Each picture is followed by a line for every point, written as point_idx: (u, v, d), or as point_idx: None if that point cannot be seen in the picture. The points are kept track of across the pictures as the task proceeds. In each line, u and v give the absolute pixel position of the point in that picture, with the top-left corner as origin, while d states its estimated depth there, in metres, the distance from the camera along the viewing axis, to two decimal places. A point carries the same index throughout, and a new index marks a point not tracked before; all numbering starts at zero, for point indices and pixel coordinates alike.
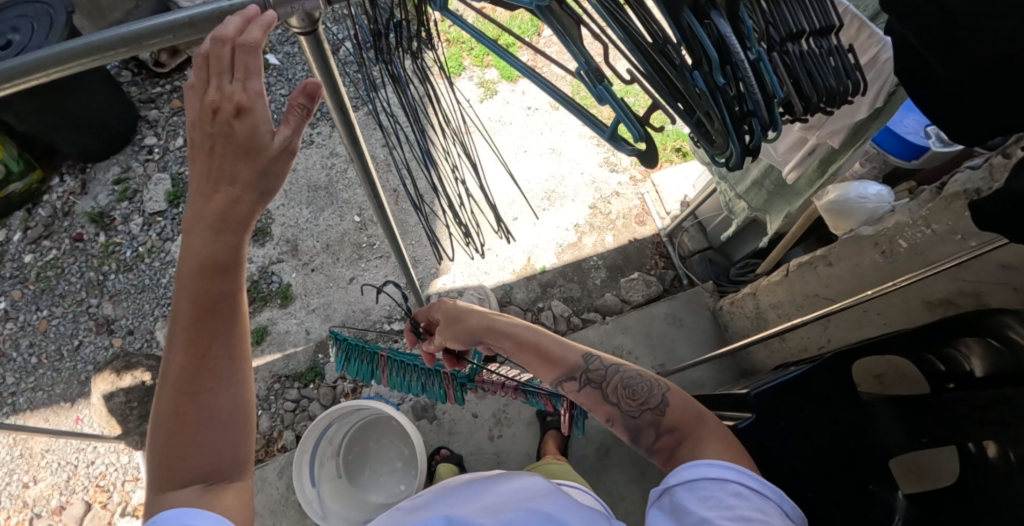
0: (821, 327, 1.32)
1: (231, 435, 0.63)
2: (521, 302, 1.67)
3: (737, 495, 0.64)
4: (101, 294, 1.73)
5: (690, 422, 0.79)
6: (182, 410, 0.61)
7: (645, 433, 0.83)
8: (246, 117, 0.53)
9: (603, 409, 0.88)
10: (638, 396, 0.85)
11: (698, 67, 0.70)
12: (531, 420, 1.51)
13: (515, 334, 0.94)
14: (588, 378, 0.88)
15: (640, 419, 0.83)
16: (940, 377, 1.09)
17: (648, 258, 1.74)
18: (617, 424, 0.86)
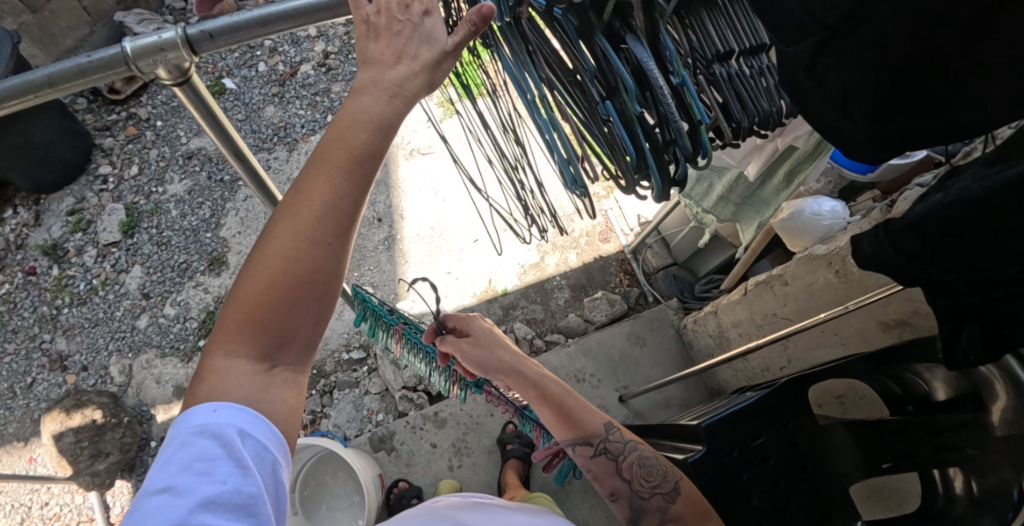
0: (781, 348, 1.29)
1: (305, 328, 0.58)
2: None
3: None
4: (54, 329, 1.68)
5: (697, 517, 0.88)
6: (273, 286, 0.55)
7: (648, 515, 0.89)
8: (426, 20, 0.57)
9: (612, 481, 0.95)
10: (652, 479, 0.92)
11: (613, 98, 0.70)
12: (491, 448, 1.48)
13: (544, 386, 0.99)
14: (605, 447, 0.96)
15: (647, 502, 0.90)
16: (899, 401, 1.04)
17: (612, 276, 1.73)
18: (621, 500, 0.93)
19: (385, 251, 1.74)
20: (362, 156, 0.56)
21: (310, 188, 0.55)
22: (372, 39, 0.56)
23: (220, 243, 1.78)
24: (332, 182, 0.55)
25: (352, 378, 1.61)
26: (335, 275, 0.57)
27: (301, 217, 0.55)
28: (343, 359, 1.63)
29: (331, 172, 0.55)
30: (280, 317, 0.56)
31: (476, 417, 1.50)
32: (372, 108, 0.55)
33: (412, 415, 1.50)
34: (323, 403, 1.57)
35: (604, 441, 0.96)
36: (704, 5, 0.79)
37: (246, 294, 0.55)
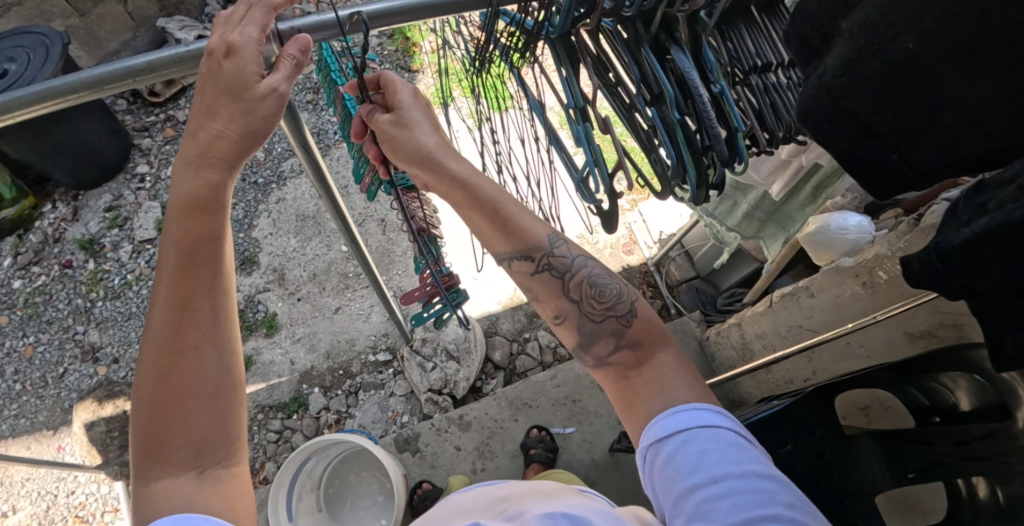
0: (806, 359, 1.31)
1: (226, 428, 0.63)
2: (507, 332, 1.69)
3: (727, 452, 0.61)
4: (88, 321, 1.72)
5: (655, 343, 0.73)
6: (166, 395, 0.61)
7: (598, 343, 0.75)
8: (227, 60, 0.59)
9: (555, 303, 0.79)
10: (602, 301, 0.76)
11: (657, 105, 0.76)
12: (514, 453, 1.49)
13: (475, 189, 0.73)
14: (549, 263, 0.77)
15: (598, 327, 0.75)
16: (925, 411, 1.06)
17: (635, 287, 1.76)
18: (568, 323, 0.78)
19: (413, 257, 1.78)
20: (194, 246, 0.63)
21: (159, 310, 0.62)
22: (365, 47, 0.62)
23: (251, 244, 1.82)
24: (180, 288, 0.62)
25: (377, 379, 1.63)
26: (221, 365, 0.63)
27: (163, 338, 0.62)
28: (369, 361, 1.66)
29: (171, 289, 0.62)
30: (185, 433, 0.61)
31: (500, 422, 1.53)
32: (198, 191, 0.62)
33: (437, 417, 1.53)
34: (348, 403, 1.60)
35: (548, 255, 0.76)
36: (742, 21, 0.83)
37: (145, 432, 0.61)
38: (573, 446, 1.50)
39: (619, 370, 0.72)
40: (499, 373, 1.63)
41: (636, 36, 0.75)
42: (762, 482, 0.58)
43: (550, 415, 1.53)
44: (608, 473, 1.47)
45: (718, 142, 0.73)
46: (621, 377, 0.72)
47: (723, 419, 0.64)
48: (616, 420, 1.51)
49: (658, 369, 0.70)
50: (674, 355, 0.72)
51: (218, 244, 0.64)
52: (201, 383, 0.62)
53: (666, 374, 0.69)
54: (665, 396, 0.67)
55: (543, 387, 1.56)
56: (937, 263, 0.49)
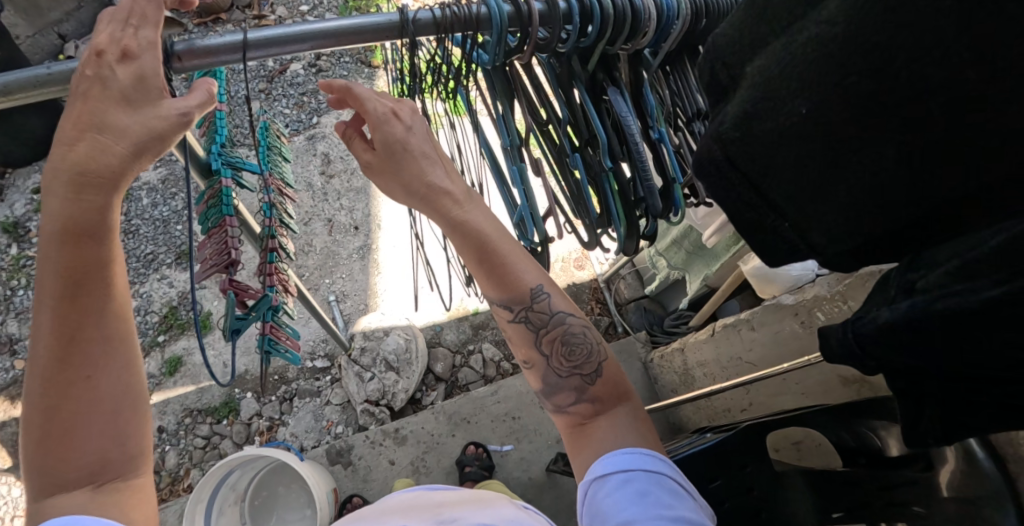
0: (744, 391, 1.31)
1: (119, 462, 0.61)
2: (451, 343, 1.65)
3: (674, 493, 0.62)
4: (6, 310, 1.62)
5: (613, 400, 0.73)
6: (52, 426, 0.58)
7: (561, 392, 0.74)
8: (124, 66, 0.53)
9: (527, 350, 0.77)
10: (575, 356, 0.74)
11: (588, 149, 0.73)
12: (450, 469, 1.47)
13: (472, 234, 0.70)
14: (527, 316, 0.74)
15: (564, 381, 0.74)
16: (853, 453, 1.06)
17: (584, 303, 1.74)
18: (535, 371, 0.76)
19: (358, 260, 1.72)
20: (79, 277, 0.57)
21: (44, 344, 0.57)
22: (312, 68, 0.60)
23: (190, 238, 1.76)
24: (72, 324, 0.58)
25: (314, 386, 1.58)
26: (120, 395, 0.61)
27: (51, 372, 0.58)
28: (306, 366, 1.60)
29: (52, 325, 0.57)
30: (75, 467, 0.59)
31: (437, 436, 1.49)
32: (63, 212, 0.54)
33: (372, 429, 1.48)
34: (282, 410, 1.54)
35: (528, 308, 0.74)
36: (689, 62, 0.79)
37: (39, 461, 0.59)
38: (510, 464, 1.48)
39: (576, 420, 0.73)
40: (439, 385, 1.59)
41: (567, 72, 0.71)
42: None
43: (489, 431, 1.50)
44: (543, 492, 1.46)
45: (649, 194, 0.72)
46: (579, 423, 0.72)
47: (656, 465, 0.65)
48: (554, 439, 1.50)
49: (615, 421, 0.71)
50: (630, 411, 0.72)
51: (109, 276, 0.58)
52: (96, 416, 0.60)
53: (621, 430, 0.70)
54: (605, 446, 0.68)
55: (482, 402, 1.52)
56: (853, 338, 0.45)
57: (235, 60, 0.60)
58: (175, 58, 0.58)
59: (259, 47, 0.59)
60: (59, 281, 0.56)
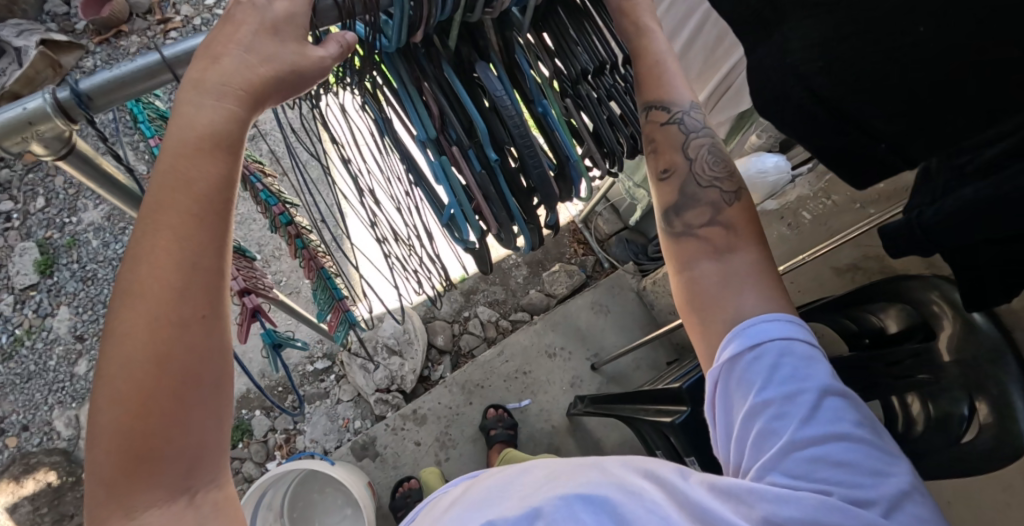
0: None
1: (202, 511, 0.44)
2: (446, 315, 1.62)
3: (805, 369, 0.56)
4: None
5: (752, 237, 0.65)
6: (119, 478, 0.41)
7: (697, 207, 0.66)
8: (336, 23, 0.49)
9: (667, 156, 0.69)
10: (718, 168, 0.68)
11: (471, 140, 0.62)
12: (475, 436, 1.45)
13: (647, 53, 0.67)
14: (681, 121, 0.67)
15: (702, 193, 0.67)
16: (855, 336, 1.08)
17: (566, 247, 1.72)
18: (678, 177, 0.68)
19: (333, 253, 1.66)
20: (167, 280, 0.42)
21: (110, 356, 0.41)
22: (184, 132, 0.44)
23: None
24: (151, 328, 0.41)
25: (321, 388, 1.54)
26: (211, 429, 0.43)
27: (123, 400, 0.41)
28: (303, 372, 1.55)
29: (132, 348, 0.41)
30: (142, 521, 0.42)
31: (454, 407, 1.47)
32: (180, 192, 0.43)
33: (390, 416, 1.45)
34: (295, 419, 1.52)
35: (682, 112, 0.67)
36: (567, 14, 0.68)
37: (100, 510, 0.42)
38: (532, 417, 1.48)
39: (706, 244, 0.65)
40: (445, 358, 1.57)
41: (421, 62, 0.59)
42: (803, 411, 0.54)
43: (504, 391, 1.49)
44: (569, 436, 1.48)
45: (542, 182, 0.62)
46: (712, 254, 0.64)
47: (790, 329, 0.58)
48: (568, 384, 1.51)
49: (751, 262, 0.63)
50: (759, 256, 0.64)
51: (215, 255, 0.43)
52: (178, 452, 0.42)
53: (754, 278, 0.62)
54: (744, 307, 0.60)
55: (491, 366, 1.50)
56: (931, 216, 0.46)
57: (162, 82, 0.54)
58: (88, 100, 0.52)
59: (181, 64, 0.53)
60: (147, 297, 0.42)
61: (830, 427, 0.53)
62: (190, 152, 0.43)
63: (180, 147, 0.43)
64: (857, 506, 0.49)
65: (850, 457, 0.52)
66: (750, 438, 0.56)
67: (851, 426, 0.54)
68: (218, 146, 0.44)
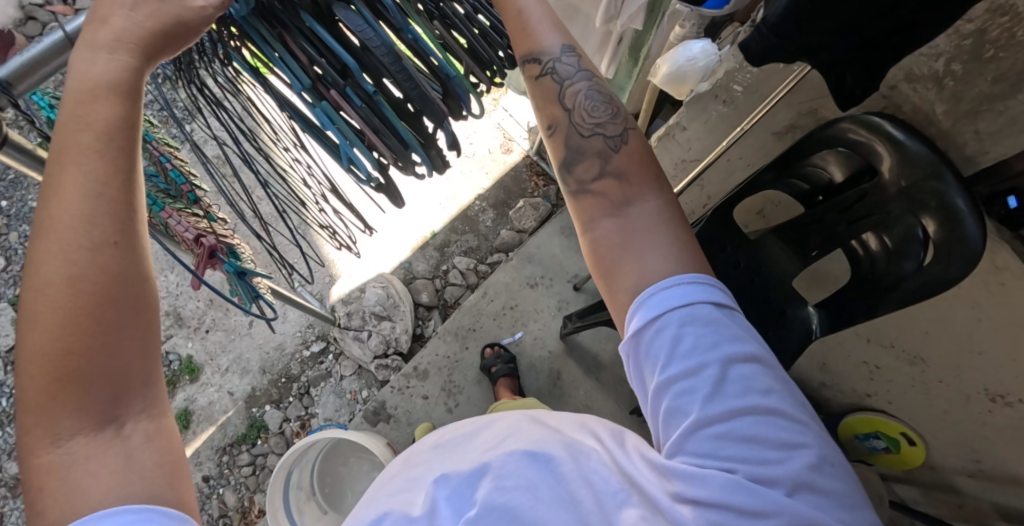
0: (699, 189, 1.33)
1: (131, 442, 0.51)
2: (425, 273, 1.63)
3: (708, 340, 0.59)
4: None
5: (643, 177, 0.69)
6: (47, 395, 0.48)
7: (585, 160, 0.70)
8: None
9: (549, 110, 0.72)
10: (598, 111, 0.71)
11: (346, 79, 0.56)
12: (479, 378, 1.48)
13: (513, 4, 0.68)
14: (555, 73, 0.70)
15: (586, 143, 0.71)
16: (807, 195, 1.11)
17: (526, 182, 1.72)
18: (561, 132, 0.72)
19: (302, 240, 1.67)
20: (85, 220, 0.48)
21: (39, 288, 0.48)
22: (80, 83, 0.48)
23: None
24: (69, 262, 0.48)
25: (322, 370, 1.59)
26: (134, 357, 0.51)
27: (53, 326, 0.48)
28: (304, 357, 1.61)
29: (58, 280, 0.48)
30: (65, 447, 0.49)
31: (452, 355, 1.50)
32: (85, 124, 0.48)
33: (393, 378, 1.48)
34: (305, 405, 1.57)
35: (555, 59, 0.69)
36: None
37: (29, 425, 0.49)
38: (529, 348, 1.50)
39: (602, 200, 0.68)
40: (434, 313, 1.60)
41: (277, 15, 0.54)
42: (710, 386, 0.57)
43: (496, 329, 1.52)
44: (569, 358, 1.50)
45: (426, 103, 0.56)
46: (611, 211, 0.67)
47: (693, 300, 0.60)
48: (555, 309, 1.53)
49: (648, 211, 0.66)
50: (653, 199, 0.67)
51: (125, 196, 0.50)
52: (101, 377, 0.50)
53: (653, 225, 0.66)
54: (646, 267, 0.63)
55: (480, 309, 1.53)
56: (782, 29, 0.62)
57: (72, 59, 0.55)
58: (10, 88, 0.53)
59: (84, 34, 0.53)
60: (71, 238, 0.48)
61: (733, 400, 0.56)
62: (87, 98, 0.49)
63: (75, 96, 0.49)
64: (759, 483, 0.53)
65: (756, 431, 0.55)
66: (662, 412, 0.59)
67: (752, 398, 0.56)
68: (112, 90, 0.49)
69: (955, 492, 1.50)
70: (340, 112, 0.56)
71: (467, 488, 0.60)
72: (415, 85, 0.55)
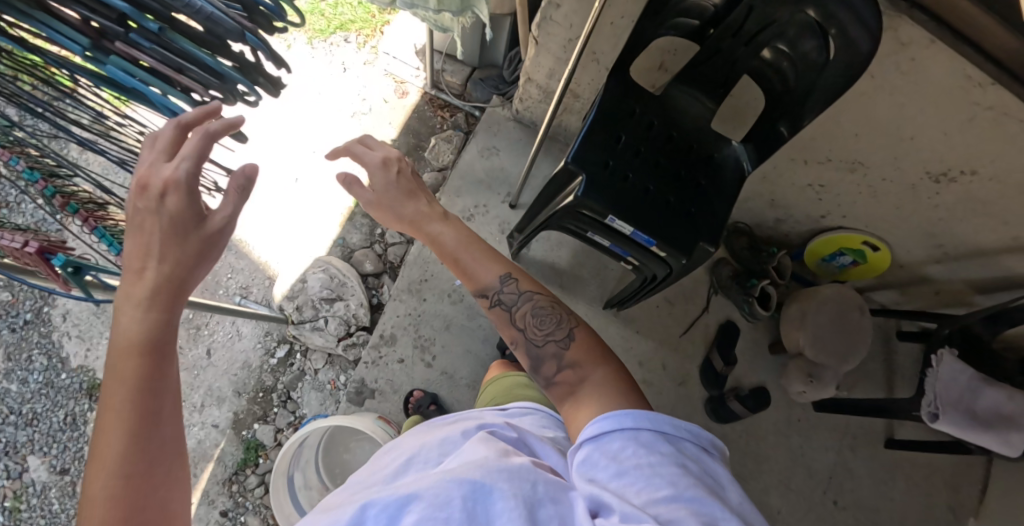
0: (595, 63, 1.25)
1: None
2: (362, 242, 1.56)
3: (646, 447, 0.68)
4: None
5: (592, 361, 0.84)
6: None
7: (546, 364, 0.86)
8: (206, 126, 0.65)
9: (510, 332, 0.91)
10: (547, 327, 0.89)
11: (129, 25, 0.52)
12: (448, 323, 1.43)
13: (446, 246, 0.93)
14: (501, 299, 0.92)
15: (543, 350, 0.87)
16: (699, 30, 1.00)
17: (432, 118, 1.64)
18: (522, 348, 0.90)
19: (228, 253, 1.57)
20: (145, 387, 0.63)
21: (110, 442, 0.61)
22: (135, 274, 0.65)
23: (84, 372, 1.58)
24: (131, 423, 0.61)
25: (294, 372, 1.53)
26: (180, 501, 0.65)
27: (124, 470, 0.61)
28: (273, 367, 1.54)
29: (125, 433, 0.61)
30: None
31: (413, 312, 1.44)
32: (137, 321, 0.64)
33: (364, 354, 1.43)
34: (291, 411, 1.51)
35: (499, 293, 0.92)
36: None
37: None
38: None
39: (566, 387, 0.82)
40: (384, 277, 1.54)
41: None
42: (642, 477, 0.64)
43: (447, 274, 1.45)
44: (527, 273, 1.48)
45: (217, 25, 0.51)
46: (569, 392, 0.82)
47: (639, 421, 0.71)
48: (499, 232, 1.48)
49: (595, 382, 0.80)
50: (601, 372, 0.82)
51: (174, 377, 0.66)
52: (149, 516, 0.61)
53: (604, 388, 0.79)
54: (597, 404, 0.77)
55: (426, 259, 1.47)
56: None
57: None
58: None
59: None
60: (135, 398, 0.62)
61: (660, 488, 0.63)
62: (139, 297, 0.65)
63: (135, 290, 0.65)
64: None
65: (673, 513, 0.60)
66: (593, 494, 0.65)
67: (678, 489, 0.62)
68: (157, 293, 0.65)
69: (927, 279, 1.54)
70: (136, 61, 0.54)
71: (397, 510, 0.59)
72: (192, 6, 0.50)
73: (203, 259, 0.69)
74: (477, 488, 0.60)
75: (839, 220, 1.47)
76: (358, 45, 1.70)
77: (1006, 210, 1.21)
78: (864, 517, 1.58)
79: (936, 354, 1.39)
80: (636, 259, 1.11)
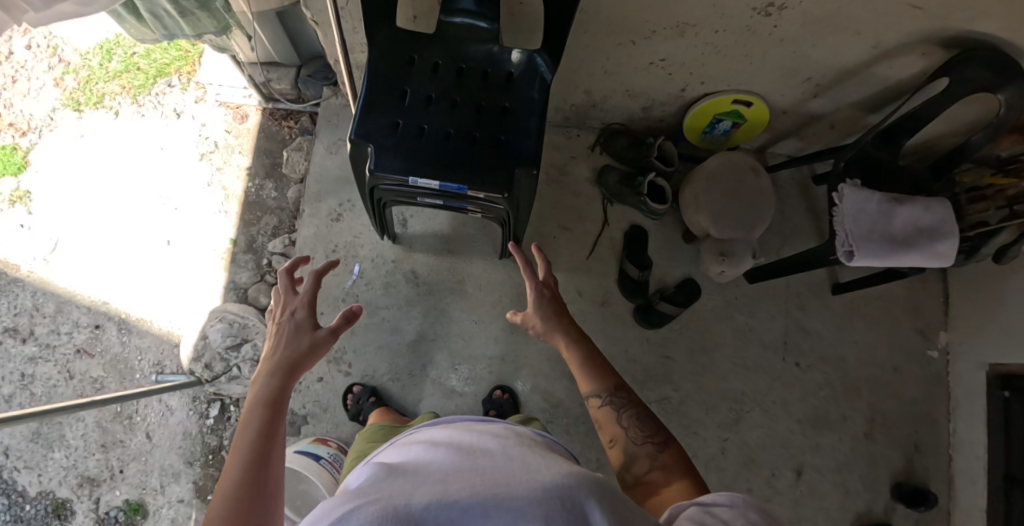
0: None
1: None
2: (252, 278, 1.52)
3: None
4: None
5: (685, 471, 0.79)
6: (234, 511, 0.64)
7: (638, 461, 0.82)
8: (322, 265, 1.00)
9: (608, 430, 0.87)
10: (648, 428, 0.85)
11: None
12: (353, 327, 1.40)
13: (573, 354, 0.98)
14: (615, 398, 0.89)
15: (637, 451, 0.83)
16: None
17: (278, 132, 1.60)
18: (617, 447, 0.86)
19: (131, 336, 1.52)
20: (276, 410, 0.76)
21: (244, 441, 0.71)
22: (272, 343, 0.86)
23: (45, 496, 1.53)
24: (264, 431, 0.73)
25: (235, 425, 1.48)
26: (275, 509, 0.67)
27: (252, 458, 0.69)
28: (212, 426, 1.54)
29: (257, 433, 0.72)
30: None
31: None
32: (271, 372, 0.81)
33: None
34: None
35: (611, 394, 0.90)
36: None
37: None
38: (374, 270, 1.42)
39: (649, 489, 0.78)
40: None
41: None
42: None
43: (334, 281, 1.41)
44: (414, 251, 1.44)
45: None
46: (649, 497, 0.77)
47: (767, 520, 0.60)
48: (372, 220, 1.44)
49: (679, 491, 0.76)
50: (691, 482, 0.77)
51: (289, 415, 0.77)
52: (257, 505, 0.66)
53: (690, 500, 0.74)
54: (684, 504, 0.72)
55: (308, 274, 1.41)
56: None
57: None
58: None
59: None
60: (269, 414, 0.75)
61: None
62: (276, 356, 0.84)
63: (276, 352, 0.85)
64: None
65: None
66: None
67: None
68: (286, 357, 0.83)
69: (814, 116, 1.47)
70: None
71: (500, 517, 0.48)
72: None
73: (314, 349, 0.88)
74: (576, 496, 0.51)
75: (700, 88, 1.39)
76: (184, 86, 1.64)
77: (851, 18, 1.12)
78: (832, 368, 1.55)
79: (839, 191, 1.31)
80: (475, 207, 1.06)
